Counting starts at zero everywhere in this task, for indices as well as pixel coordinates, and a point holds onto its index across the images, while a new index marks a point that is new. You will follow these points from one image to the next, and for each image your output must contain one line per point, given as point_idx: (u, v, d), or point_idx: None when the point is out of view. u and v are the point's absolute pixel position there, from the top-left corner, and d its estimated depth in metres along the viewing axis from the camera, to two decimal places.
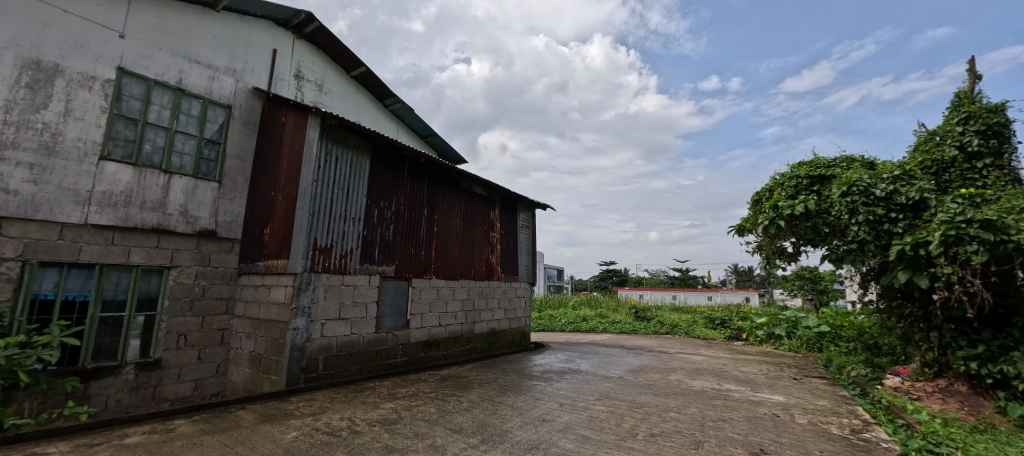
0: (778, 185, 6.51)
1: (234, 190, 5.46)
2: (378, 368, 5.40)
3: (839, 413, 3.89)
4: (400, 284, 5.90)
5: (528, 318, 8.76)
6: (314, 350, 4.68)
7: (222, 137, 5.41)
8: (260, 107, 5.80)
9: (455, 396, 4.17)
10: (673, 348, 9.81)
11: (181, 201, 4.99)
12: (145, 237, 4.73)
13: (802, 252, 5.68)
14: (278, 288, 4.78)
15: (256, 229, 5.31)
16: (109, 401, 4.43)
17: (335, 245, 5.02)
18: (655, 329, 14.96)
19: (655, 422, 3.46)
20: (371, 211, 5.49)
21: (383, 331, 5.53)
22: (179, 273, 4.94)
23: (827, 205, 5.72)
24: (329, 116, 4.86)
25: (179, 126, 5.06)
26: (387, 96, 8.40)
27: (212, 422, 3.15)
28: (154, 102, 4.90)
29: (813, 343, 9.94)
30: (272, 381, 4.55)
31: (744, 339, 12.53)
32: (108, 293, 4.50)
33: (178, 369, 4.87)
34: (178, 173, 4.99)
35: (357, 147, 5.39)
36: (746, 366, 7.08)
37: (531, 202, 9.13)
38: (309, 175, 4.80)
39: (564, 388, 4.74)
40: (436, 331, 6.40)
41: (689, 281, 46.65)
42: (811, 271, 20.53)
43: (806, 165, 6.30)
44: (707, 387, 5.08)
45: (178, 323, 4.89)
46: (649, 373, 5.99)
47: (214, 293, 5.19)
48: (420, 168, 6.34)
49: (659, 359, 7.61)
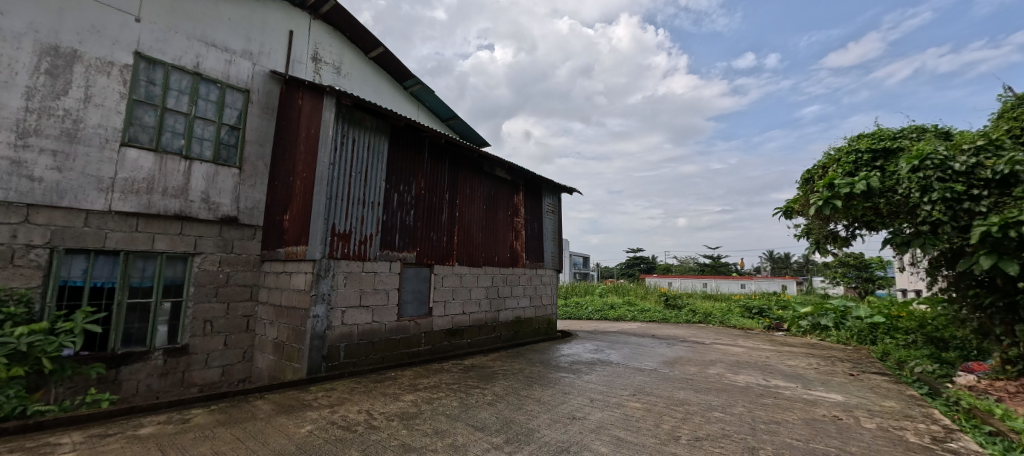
0: (832, 161, 6.13)
1: (255, 176, 5.39)
2: (401, 357, 5.27)
3: (911, 417, 3.65)
4: (422, 271, 5.73)
5: (554, 306, 8.49)
6: (335, 338, 4.58)
7: (241, 122, 5.34)
8: (277, 91, 5.69)
9: (479, 389, 3.95)
10: (708, 338, 9.32)
11: (203, 188, 4.94)
12: (169, 224, 4.71)
13: (857, 236, 5.08)
14: (299, 275, 4.68)
15: (277, 214, 5.23)
16: (139, 386, 4.46)
17: (354, 231, 4.86)
18: (687, 318, 14.39)
19: (697, 423, 3.14)
20: (391, 196, 5.31)
21: (406, 319, 5.38)
22: (202, 259, 4.92)
23: (893, 183, 5.40)
24: (344, 95, 4.66)
25: (198, 111, 5.00)
26: (407, 77, 8.19)
27: (228, 412, 3.05)
28: (172, 88, 4.84)
29: (865, 335, 9.22)
30: (294, 369, 4.47)
31: (785, 330, 11.81)
32: (135, 279, 4.52)
33: (206, 355, 4.88)
34: (198, 159, 4.94)
35: (375, 129, 5.19)
36: (792, 359, 6.60)
37: (556, 186, 8.78)
38: (326, 159, 4.65)
39: (594, 381, 4.45)
40: (459, 319, 6.23)
41: (722, 268, 45.05)
42: (857, 258, 19.24)
43: (866, 137, 5.90)
44: (751, 383, 4.66)
45: (204, 309, 4.89)
46: (686, 366, 5.60)
47: (238, 280, 5.16)
48: (440, 151, 6.10)
49: (695, 350, 7.18)
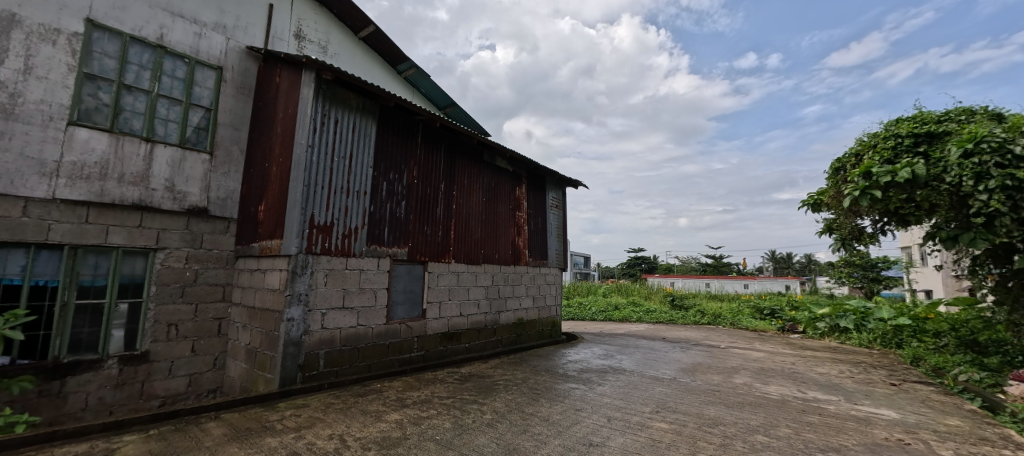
0: (867, 147, 5.58)
1: (228, 163, 4.86)
2: (391, 364, 4.71)
3: (988, 440, 3.11)
4: (415, 268, 5.19)
5: (559, 307, 7.92)
6: (313, 344, 4.02)
7: (213, 102, 4.82)
8: (255, 69, 5.15)
9: (477, 405, 3.39)
10: (722, 341, 8.74)
11: (167, 174, 4.41)
12: (126, 214, 4.17)
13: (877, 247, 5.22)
14: (273, 273, 4.14)
15: (251, 205, 4.69)
16: (89, 399, 3.89)
17: (336, 223, 4.32)
18: (695, 319, 13.81)
19: (742, 452, 2.58)
20: (379, 184, 4.76)
21: (396, 322, 4.83)
22: (166, 255, 4.39)
23: (940, 170, 4.88)
24: (323, 68, 4.10)
25: (162, 89, 4.48)
26: (400, 60, 7.63)
27: (168, 439, 2.50)
28: (132, 61, 4.31)
29: (890, 338, 8.66)
30: (266, 379, 3.91)
31: (801, 332, 11.23)
32: (85, 277, 3.98)
33: (170, 362, 4.33)
34: (163, 142, 4.42)
35: (361, 109, 4.64)
36: (820, 366, 6.03)
37: (562, 179, 8.24)
38: (304, 140, 4.09)
39: (609, 394, 3.88)
40: (456, 322, 5.67)
41: (724, 268, 44.46)
42: (865, 258, 18.67)
43: (905, 121, 5.36)
44: (786, 396, 4.09)
45: (168, 311, 4.35)
46: (707, 374, 5.02)
47: (208, 278, 4.63)
48: (435, 136, 5.54)
49: (712, 355, 6.61)
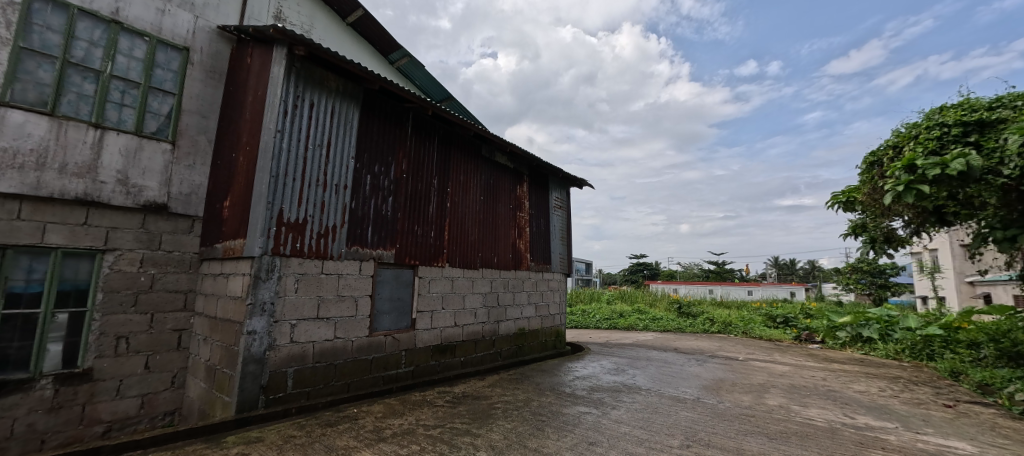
0: (907, 139, 5.02)
1: (194, 154, 4.33)
2: (374, 383, 4.13)
3: None
4: (403, 273, 4.61)
5: (563, 316, 7.32)
6: (280, 362, 3.45)
7: (176, 86, 4.29)
8: (228, 52, 4.64)
9: (469, 437, 2.81)
10: (739, 353, 8.12)
11: (120, 166, 3.87)
12: (69, 210, 3.63)
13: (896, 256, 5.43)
14: (235, 278, 3.58)
15: (217, 201, 4.14)
16: (16, 427, 3.31)
17: (310, 220, 3.77)
18: (705, 327, 13.20)
19: None
20: (362, 178, 4.22)
21: (380, 334, 4.25)
22: (117, 257, 3.85)
23: (996, 161, 4.34)
24: (295, 41, 3.57)
25: (116, 70, 3.96)
26: (392, 49, 7.13)
27: None
28: (81, 38, 3.81)
29: (919, 350, 8.05)
30: (224, 403, 3.34)
31: (820, 342, 10.60)
32: (17, 283, 3.42)
33: (119, 381, 3.77)
34: (116, 129, 3.89)
35: (342, 93, 4.11)
36: (855, 383, 5.42)
37: (566, 178, 7.69)
38: (272, 124, 3.55)
39: (626, 421, 3.30)
40: (450, 333, 5.08)
41: (728, 275, 43.78)
42: (871, 263, 18.33)
43: (950, 109, 4.82)
44: (834, 423, 3.54)
45: (117, 322, 3.80)
46: (735, 394, 4.42)
47: (167, 284, 4.10)
48: (427, 127, 5.01)
49: (734, 369, 6.00)
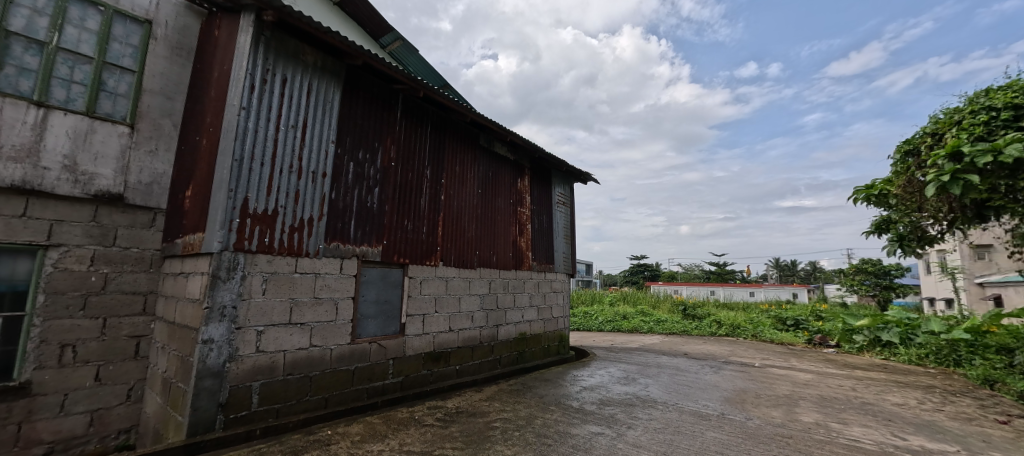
0: (948, 125, 4.56)
1: (156, 139, 3.86)
2: (356, 396, 3.66)
3: None
4: (391, 274, 4.15)
5: (566, 319, 6.85)
6: (244, 375, 2.98)
7: (137, 63, 3.83)
8: (198, 26, 4.17)
9: None
10: (754, 358, 7.64)
11: (67, 149, 3.40)
12: (4, 200, 3.16)
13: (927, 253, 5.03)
14: (194, 278, 3.11)
15: (180, 192, 3.67)
16: None
17: (282, 212, 3.30)
18: (711, 329, 12.73)
19: None
20: (344, 165, 3.76)
21: (364, 341, 3.77)
22: (62, 254, 3.38)
23: None
24: (263, 5, 3.08)
25: (64, 42, 3.50)
26: (383, 32, 6.69)
27: None
28: (22, 3, 3.34)
29: (945, 355, 7.57)
30: (178, 422, 2.88)
31: (834, 346, 10.12)
32: None
33: (64, 396, 3.30)
34: (62, 109, 3.42)
35: (321, 69, 3.66)
36: (890, 394, 4.93)
37: (570, 173, 7.21)
38: (237, 100, 3.09)
39: (646, 445, 2.81)
40: (444, 339, 4.60)
41: (730, 277, 43.30)
42: (874, 265, 18.12)
43: (997, 91, 4.34)
44: (885, 446, 3.07)
45: (62, 328, 3.33)
46: (762, 408, 3.94)
47: (123, 285, 3.64)
48: (419, 111, 4.55)
49: (752, 378, 5.52)
